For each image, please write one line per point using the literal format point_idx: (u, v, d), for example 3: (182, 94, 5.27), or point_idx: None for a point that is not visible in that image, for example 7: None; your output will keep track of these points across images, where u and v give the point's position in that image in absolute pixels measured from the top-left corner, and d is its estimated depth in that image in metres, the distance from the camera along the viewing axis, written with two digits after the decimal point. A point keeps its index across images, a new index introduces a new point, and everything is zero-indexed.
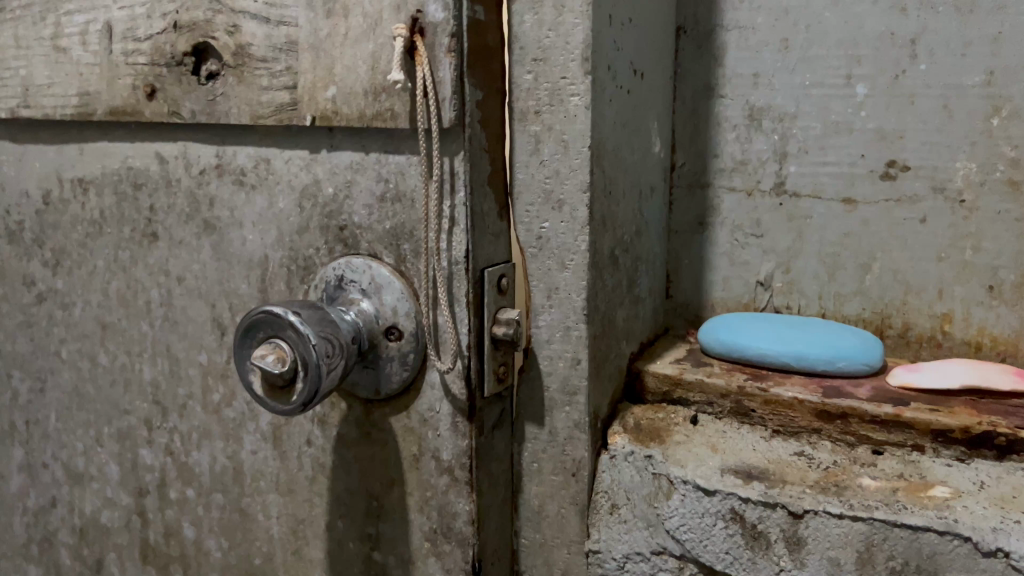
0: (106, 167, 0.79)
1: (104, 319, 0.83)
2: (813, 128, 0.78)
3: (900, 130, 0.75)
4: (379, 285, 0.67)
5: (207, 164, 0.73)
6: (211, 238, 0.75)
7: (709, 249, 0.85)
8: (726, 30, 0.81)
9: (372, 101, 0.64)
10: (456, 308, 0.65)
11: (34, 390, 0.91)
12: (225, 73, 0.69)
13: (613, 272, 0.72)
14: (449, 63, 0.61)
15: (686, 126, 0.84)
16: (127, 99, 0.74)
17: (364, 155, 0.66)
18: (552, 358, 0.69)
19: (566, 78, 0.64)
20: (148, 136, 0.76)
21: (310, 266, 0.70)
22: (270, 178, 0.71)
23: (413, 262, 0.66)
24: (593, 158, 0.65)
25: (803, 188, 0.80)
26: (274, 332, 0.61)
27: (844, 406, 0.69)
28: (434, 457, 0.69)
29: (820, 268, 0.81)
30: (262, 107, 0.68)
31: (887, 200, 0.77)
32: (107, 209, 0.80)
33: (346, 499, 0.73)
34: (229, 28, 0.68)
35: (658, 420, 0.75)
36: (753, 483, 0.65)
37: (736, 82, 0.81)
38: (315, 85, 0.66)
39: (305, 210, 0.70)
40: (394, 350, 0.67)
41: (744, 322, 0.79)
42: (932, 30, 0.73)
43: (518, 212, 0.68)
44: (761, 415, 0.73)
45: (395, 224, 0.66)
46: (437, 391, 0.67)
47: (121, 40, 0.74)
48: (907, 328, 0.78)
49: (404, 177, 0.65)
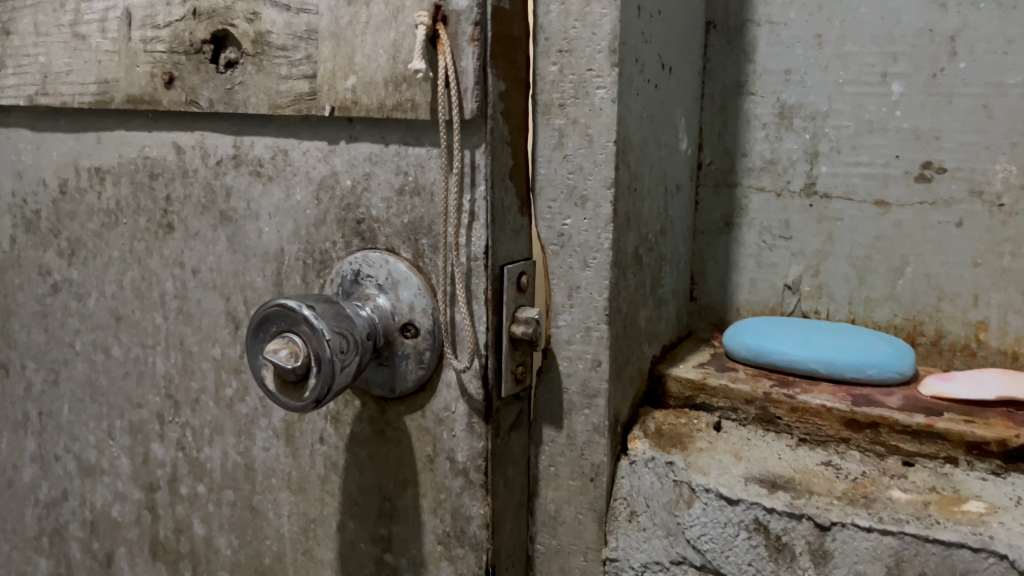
0: (123, 157, 0.78)
1: (119, 311, 0.82)
2: (845, 127, 0.76)
3: (936, 130, 0.73)
4: (396, 280, 0.65)
5: (224, 154, 0.72)
6: (227, 230, 0.73)
7: (735, 250, 0.83)
8: (758, 25, 0.78)
9: (392, 91, 0.62)
10: (474, 306, 0.63)
11: (48, 381, 0.90)
12: (245, 62, 0.68)
13: (636, 272, 0.70)
14: (472, 52, 0.59)
15: (714, 124, 0.82)
16: (145, 86, 0.73)
17: (383, 146, 0.65)
18: (572, 359, 0.67)
19: (593, 70, 0.62)
20: (165, 125, 0.75)
21: (327, 260, 0.69)
22: (288, 169, 0.69)
23: (431, 258, 0.64)
24: (619, 153, 0.63)
25: (834, 189, 0.77)
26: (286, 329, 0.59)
27: (874, 415, 0.67)
28: (448, 458, 0.67)
29: (851, 271, 0.78)
30: (281, 96, 0.67)
31: (922, 202, 0.74)
32: (123, 198, 0.79)
33: (358, 499, 0.72)
34: (248, 16, 0.67)
35: (680, 426, 0.72)
36: (779, 493, 0.63)
37: (767, 79, 0.79)
38: (334, 74, 0.64)
39: (322, 203, 0.68)
40: (410, 348, 0.65)
41: (772, 328, 0.77)
42: (972, 27, 0.70)
43: (540, 208, 0.66)
44: (787, 423, 0.70)
45: (414, 218, 0.64)
46: (453, 391, 0.65)
47: (140, 27, 0.73)
48: (940, 336, 0.75)
49: (424, 170, 0.63)
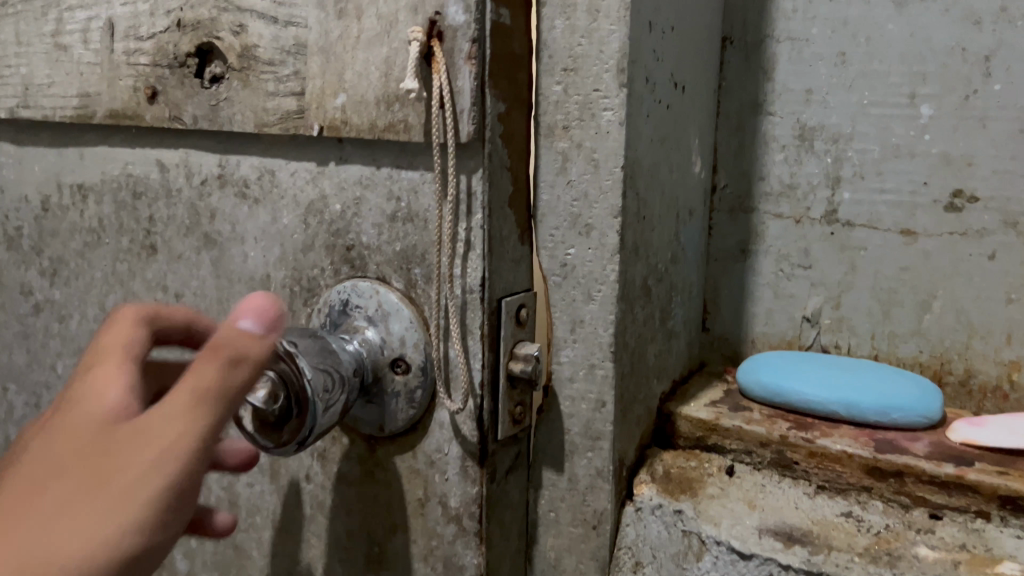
0: (106, 174, 0.74)
1: None
2: (870, 151, 0.71)
3: (968, 156, 0.68)
4: (386, 312, 0.61)
5: (209, 174, 0.68)
6: (212, 253, 0.69)
7: (751, 279, 0.78)
8: (777, 41, 0.74)
9: (384, 111, 0.58)
10: (469, 341, 0.59)
11: (29, 405, 0.86)
12: (230, 77, 0.64)
13: (645, 304, 0.65)
14: (469, 72, 0.55)
15: (729, 145, 0.77)
16: (128, 101, 0.69)
17: (375, 169, 0.60)
18: (574, 399, 0.63)
19: (599, 90, 0.58)
20: (149, 142, 0.71)
21: (315, 288, 0.65)
22: (275, 191, 0.65)
23: (423, 288, 0.60)
24: (626, 179, 0.58)
25: (857, 217, 0.72)
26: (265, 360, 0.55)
27: (898, 463, 0.62)
28: (440, 503, 0.62)
29: (874, 304, 0.73)
30: (268, 114, 0.63)
31: (951, 233, 0.69)
32: (106, 217, 0.75)
33: (346, 542, 0.67)
34: (234, 28, 0.63)
35: (690, 470, 0.68)
36: (795, 548, 0.58)
37: (787, 98, 0.74)
38: (324, 92, 0.60)
39: (311, 227, 0.64)
40: (400, 385, 0.61)
41: (789, 364, 0.72)
42: (1009, 46, 0.65)
43: (542, 237, 0.62)
44: (805, 469, 0.65)
45: (406, 246, 0.60)
46: (446, 431, 0.61)
47: (123, 38, 0.69)
48: (969, 375, 0.71)
49: (417, 196, 0.59)
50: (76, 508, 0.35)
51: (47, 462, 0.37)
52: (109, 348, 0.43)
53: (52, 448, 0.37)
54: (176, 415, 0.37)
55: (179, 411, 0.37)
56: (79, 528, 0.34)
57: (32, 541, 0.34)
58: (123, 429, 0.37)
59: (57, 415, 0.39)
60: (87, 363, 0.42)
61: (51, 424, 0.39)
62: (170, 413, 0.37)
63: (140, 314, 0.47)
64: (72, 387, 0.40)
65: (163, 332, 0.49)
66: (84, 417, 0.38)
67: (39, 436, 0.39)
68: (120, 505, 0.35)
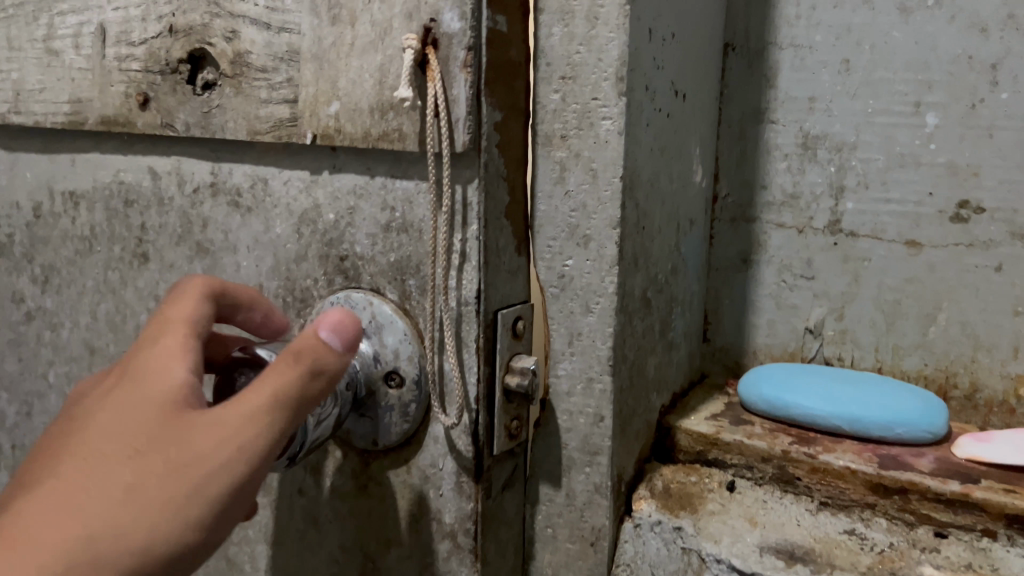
0: (98, 181, 0.73)
1: (93, 344, 0.77)
2: (875, 160, 0.70)
3: (974, 166, 0.67)
4: (380, 324, 0.60)
5: (201, 181, 0.67)
6: (204, 262, 0.68)
7: (752, 290, 0.77)
8: (780, 48, 0.73)
9: (378, 120, 0.56)
10: (464, 354, 0.58)
11: (21, 414, 0.85)
12: (223, 84, 0.63)
13: (644, 316, 0.64)
14: (464, 80, 0.53)
15: (731, 153, 0.76)
16: (119, 108, 0.68)
17: (369, 178, 0.59)
18: (572, 413, 0.62)
19: (598, 99, 0.56)
20: (141, 148, 0.70)
21: (308, 299, 0.63)
22: (267, 200, 0.64)
23: (418, 300, 0.59)
24: (625, 189, 0.57)
25: (861, 227, 0.71)
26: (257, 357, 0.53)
27: (903, 480, 0.61)
28: (435, 519, 0.61)
29: (878, 316, 0.72)
30: (261, 121, 0.62)
31: (957, 244, 0.68)
32: (98, 225, 0.74)
33: (339, 557, 0.66)
34: (227, 34, 0.62)
35: (691, 485, 0.67)
36: (797, 567, 0.57)
37: (789, 106, 0.73)
38: (317, 99, 0.59)
39: (304, 237, 0.63)
40: (394, 399, 0.60)
41: (791, 376, 0.71)
42: (1016, 54, 0.64)
43: (539, 247, 0.61)
44: (807, 485, 0.64)
45: (400, 257, 0.59)
46: (441, 446, 0.60)
47: (115, 44, 0.68)
48: (975, 390, 0.69)
49: (412, 206, 0.58)
50: (147, 490, 0.39)
51: (125, 437, 0.41)
52: (183, 328, 0.47)
53: (128, 424, 0.41)
54: (245, 421, 0.41)
55: (249, 418, 0.41)
56: (145, 509, 0.39)
57: (103, 514, 0.38)
58: (179, 425, 0.41)
59: (134, 389, 0.42)
60: (160, 340, 0.46)
61: (127, 393, 0.43)
62: (244, 419, 0.41)
63: (202, 291, 0.51)
64: (148, 362, 0.44)
65: (220, 306, 0.53)
66: (163, 401, 0.42)
67: (115, 401, 0.42)
68: (184, 496, 0.39)
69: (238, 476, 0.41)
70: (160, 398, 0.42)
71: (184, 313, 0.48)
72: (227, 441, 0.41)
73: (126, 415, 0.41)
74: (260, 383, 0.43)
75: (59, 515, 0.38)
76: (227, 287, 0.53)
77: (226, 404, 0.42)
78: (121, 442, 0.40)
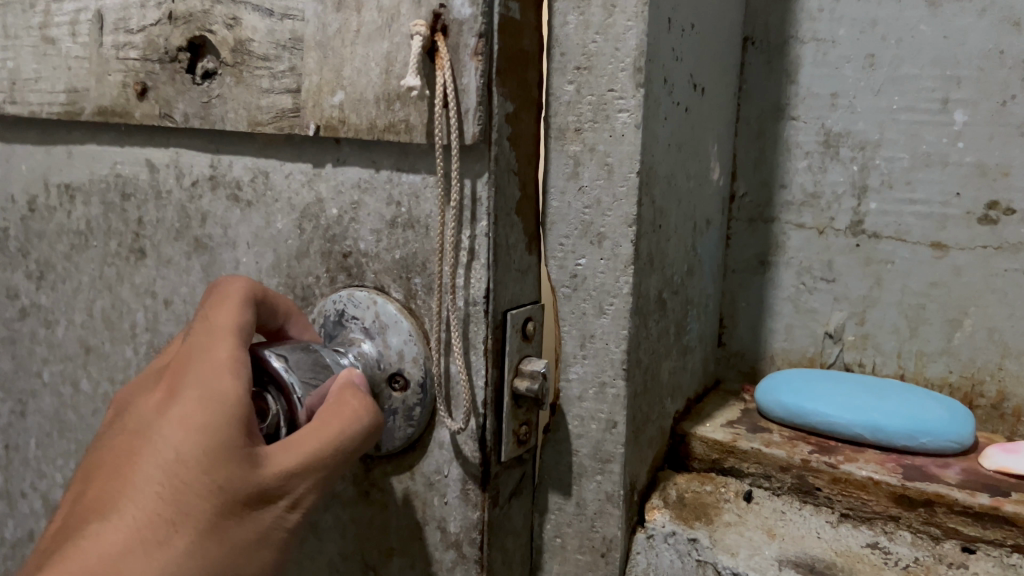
0: (94, 173, 0.71)
1: (88, 342, 0.75)
2: (900, 159, 0.67)
3: (1005, 165, 0.64)
4: (384, 324, 0.57)
5: (200, 174, 0.65)
6: (203, 258, 0.66)
7: (769, 293, 0.74)
8: (801, 42, 0.70)
9: (384, 111, 0.54)
10: (472, 357, 0.55)
11: (14, 413, 0.83)
12: (223, 73, 0.61)
13: (659, 318, 0.62)
14: (474, 68, 0.51)
15: (750, 151, 0.74)
16: (117, 97, 0.66)
17: (374, 171, 0.57)
18: (583, 419, 0.59)
19: (614, 91, 0.54)
20: (138, 140, 0.67)
21: (310, 298, 0.61)
22: (268, 194, 0.62)
23: (424, 299, 0.56)
24: (642, 185, 0.54)
25: (883, 229, 0.69)
26: (263, 359, 0.50)
27: (929, 492, 0.58)
28: (439, 529, 0.59)
29: (901, 321, 0.69)
30: (262, 112, 0.59)
31: (984, 246, 0.65)
32: (94, 219, 0.72)
33: (339, 566, 0.64)
34: (228, 21, 0.60)
35: (706, 494, 0.64)
36: None
37: (810, 103, 0.70)
38: (320, 89, 0.56)
39: (305, 233, 0.60)
40: (398, 402, 0.57)
41: (809, 382, 0.68)
42: None
43: (551, 245, 0.58)
44: (828, 496, 0.61)
45: (405, 254, 0.57)
46: (446, 452, 0.57)
47: (112, 31, 0.65)
48: (1002, 398, 0.66)
49: (418, 201, 0.55)
50: (224, 530, 0.42)
51: (208, 465, 0.42)
52: (237, 346, 0.48)
53: (210, 453, 0.42)
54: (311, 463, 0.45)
55: (311, 458, 0.45)
56: (222, 548, 0.42)
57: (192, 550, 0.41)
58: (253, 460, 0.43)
59: (208, 412, 0.43)
60: (219, 357, 0.46)
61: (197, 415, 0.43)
62: (304, 465, 0.45)
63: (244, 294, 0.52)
64: (216, 382, 0.44)
65: (260, 318, 0.54)
66: (240, 433, 0.43)
67: (185, 423, 0.43)
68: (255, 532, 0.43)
69: (290, 522, 0.45)
70: (232, 431, 0.43)
71: (234, 329, 0.49)
72: (289, 488, 0.45)
73: (204, 441, 0.42)
74: (317, 425, 0.47)
75: (146, 549, 0.41)
76: (267, 291, 0.54)
77: (294, 443, 0.45)
78: (203, 474, 0.42)
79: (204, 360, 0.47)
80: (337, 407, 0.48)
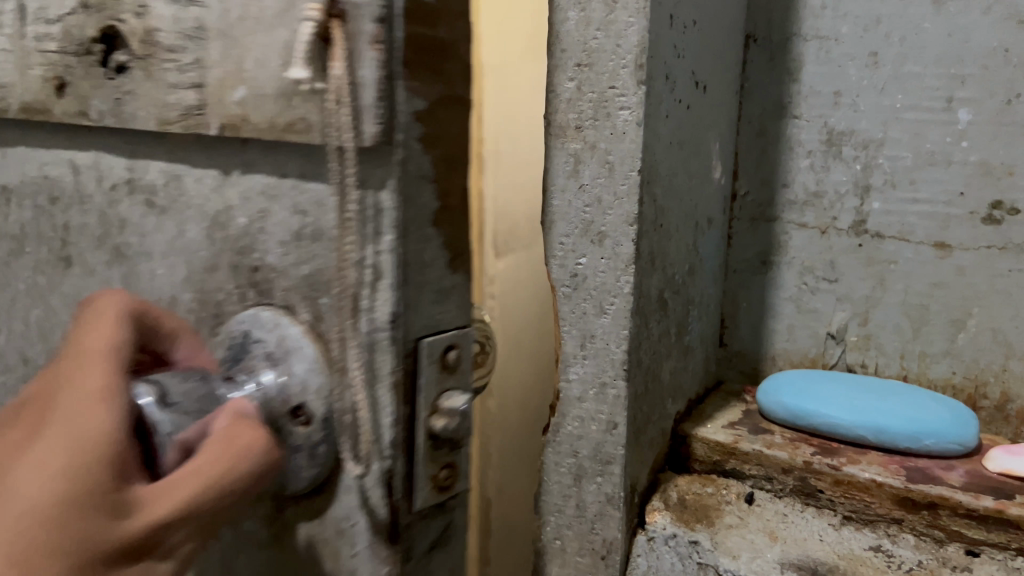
0: (26, 175, 0.66)
1: (26, 353, 0.71)
2: (903, 159, 0.73)
3: (1009, 165, 0.69)
4: (288, 349, 0.51)
5: (118, 177, 0.59)
6: (121, 269, 0.61)
7: None
8: (805, 40, 0.76)
9: (284, 107, 0.47)
10: (378, 389, 0.48)
11: None
12: (133, 66, 0.55)
13: (660, 319, 0.69)
14: (374, 59, 0.44)
15: (752, 151, 0.80)
16: (38, 93, 0.61)
17: (280, 177, 0.50)
18: None
19: None
20: (63, 140, 0.63)
21: (221, 315, 0.55)
22: (181, 200, 0.56)
23: (330, 322, 0.49)
24: (641, 184, 0.61)
25: (888, 229, 0.74)
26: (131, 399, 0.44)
27: (933, 496, 0.62)
28: None
29: None
30: (169, 109, 0.53)
31: (988, 246, 0.71)
32: (26, 223, 0.67)
33: None
34: (137, 9, 0.54)
35: (705, 496, 0.70)
36: None
37: (814, 102, 0.76)
38: (223, 84, 0.50)
39: (215, 243, 0.54)
40: (302, 439, 0.50)
41: (815, 386, 0.72)
42: None
43: None
44: (831, 498, 0.66)
45: (312, 271, 0.50)
46: (355, 496, 0.50)
47: (33, 22, 0.61)
48: None
49: (323, 211, 0.48)
50: None
51: (79, 506, 0.36)
52: (111, 374, 0.42)
53: (77, 496, 0.36)
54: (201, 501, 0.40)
55: (203, 495, 0.40)
56: None
57: None
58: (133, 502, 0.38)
59: (74, 453, 0.37)
60: (87, 389, 0.40)
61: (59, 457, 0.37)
62: (193, 503, 0.39)
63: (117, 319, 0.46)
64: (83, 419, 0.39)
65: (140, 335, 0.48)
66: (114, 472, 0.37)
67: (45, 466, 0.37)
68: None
69: (161, 574, 0.38)
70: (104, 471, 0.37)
71: (110, 354, 0.43)
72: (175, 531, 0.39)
73: (70, 481, 0.36)
74: (207, 456, 0.41)
75: None
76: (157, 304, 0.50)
77: (182, 478, 0.40)
78: (70, 522, 0.35)
79: (70, 395, 0.40)
80: (229, 437, 0.43)
